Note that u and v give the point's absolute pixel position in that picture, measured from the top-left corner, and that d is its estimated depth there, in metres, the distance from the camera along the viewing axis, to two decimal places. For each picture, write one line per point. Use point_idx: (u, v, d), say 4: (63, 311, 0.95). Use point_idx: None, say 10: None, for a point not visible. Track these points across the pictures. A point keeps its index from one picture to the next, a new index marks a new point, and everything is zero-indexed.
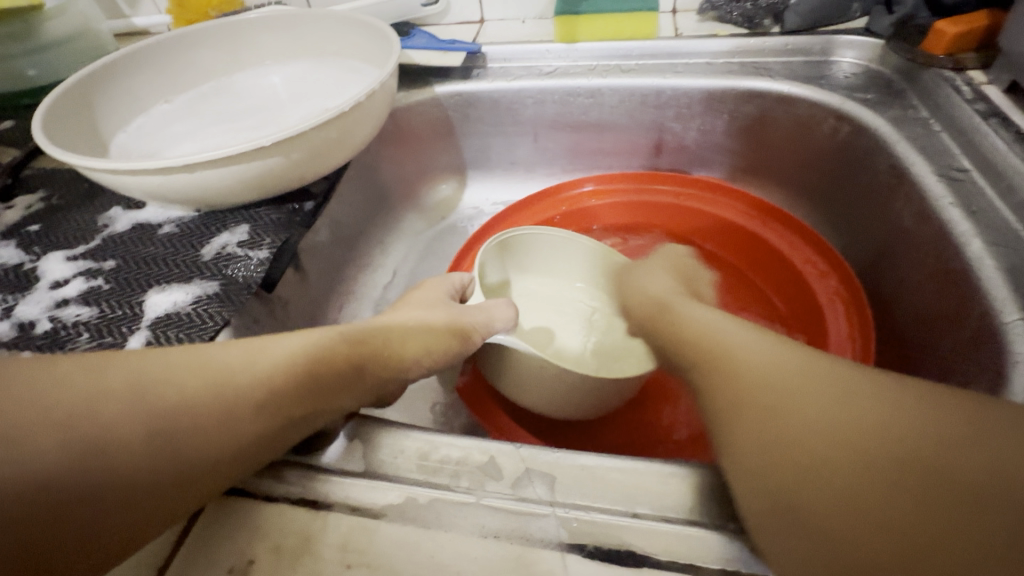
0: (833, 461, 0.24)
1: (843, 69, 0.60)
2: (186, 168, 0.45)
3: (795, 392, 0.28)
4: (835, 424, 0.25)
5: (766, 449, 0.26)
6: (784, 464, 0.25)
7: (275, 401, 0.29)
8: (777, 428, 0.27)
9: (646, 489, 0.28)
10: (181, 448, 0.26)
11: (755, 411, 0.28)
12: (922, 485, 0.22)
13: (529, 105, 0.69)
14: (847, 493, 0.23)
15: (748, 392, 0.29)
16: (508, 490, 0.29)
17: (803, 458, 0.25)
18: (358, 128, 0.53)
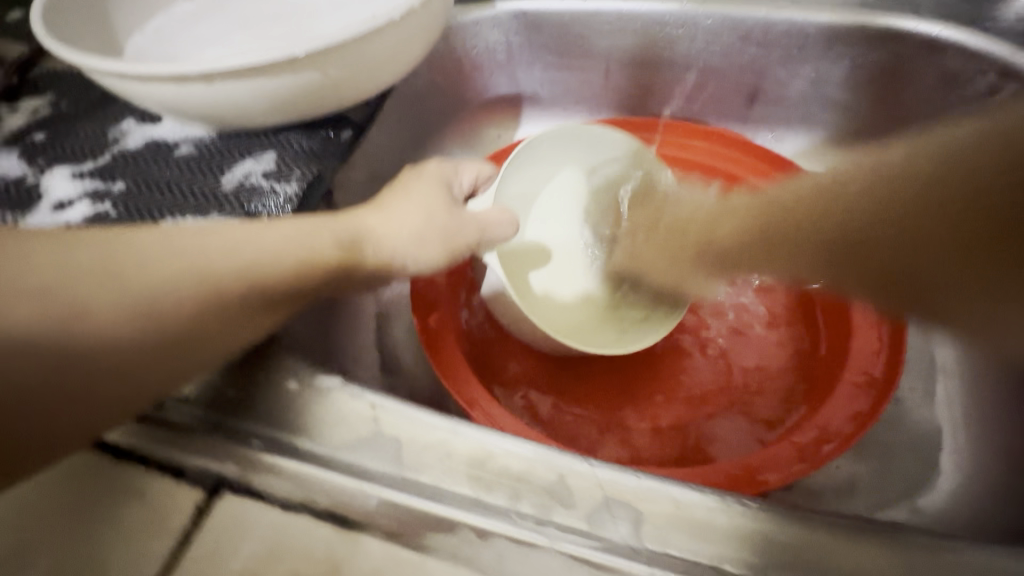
0: (791, 243, 0.33)
1: (1014, 9, 0.48)
2: (204, 78, 0.38)
3: (893, 188, 0.27)
4: (785, 213, 0.33)
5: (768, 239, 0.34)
6: (827, 245, 0.30)
7: (257, 291, 0.29)
8: (805, 231, 0.32)
9: (760, 544, 0.23)
10: (163, 317, 0.26)
11: (759, 227, 0.35)
12: (931, 243, 0.26)
13: (606, 33, 0.58)
14: (824, 228, 0.30)
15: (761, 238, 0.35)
16: (584, 528, 0.23)
17: (819, 232, 0.31)
18: (410, 45, 0.44)
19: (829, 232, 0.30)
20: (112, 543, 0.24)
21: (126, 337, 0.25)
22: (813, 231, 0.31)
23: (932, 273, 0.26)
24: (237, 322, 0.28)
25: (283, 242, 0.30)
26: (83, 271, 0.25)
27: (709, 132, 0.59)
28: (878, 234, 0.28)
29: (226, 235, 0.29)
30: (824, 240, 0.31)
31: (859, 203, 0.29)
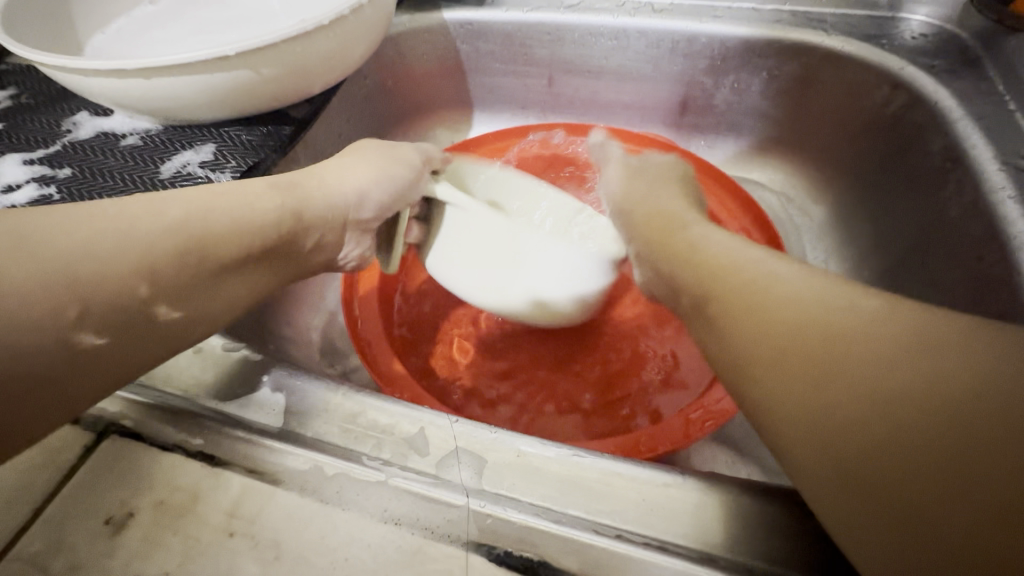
0: (809, 388, 0.22)
1: (911, 27, 0.51)
2: (142, 73, 0.41)
3: (921, 446, 0.20)
4: (801, 333, 0.24)
5: (766, 351, 0.25)
6: (834, 438, 0.21)
7: (205, 246, 0.29)
8: (835, 373, 0.22)
9: (587, 487, 0.25)
10: (93, 276, 0.25)
11: (770, 303, 0.26)
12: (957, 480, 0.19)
13: (545, 42, 0.62)
14: (851, 402, 0.21)
15: (749, 319, 0.26)
16: (428, 471, 0.26)
17: (883, 471, 0.20)
18: (344, 49, 0.47)
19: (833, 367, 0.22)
20: (8, 477, 0.27)
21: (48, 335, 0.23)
22: (848, 377, 0.22)
23: (905, 506, 0.20)
24: (190, 281, 0.28)
25: (220, 207, 0.31)
26: None
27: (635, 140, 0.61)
28: (911, 440, 0.20)
29: (148, 203, 0.28)
30: (827, 433, 0.21)
31: (949, 374, 0.20)
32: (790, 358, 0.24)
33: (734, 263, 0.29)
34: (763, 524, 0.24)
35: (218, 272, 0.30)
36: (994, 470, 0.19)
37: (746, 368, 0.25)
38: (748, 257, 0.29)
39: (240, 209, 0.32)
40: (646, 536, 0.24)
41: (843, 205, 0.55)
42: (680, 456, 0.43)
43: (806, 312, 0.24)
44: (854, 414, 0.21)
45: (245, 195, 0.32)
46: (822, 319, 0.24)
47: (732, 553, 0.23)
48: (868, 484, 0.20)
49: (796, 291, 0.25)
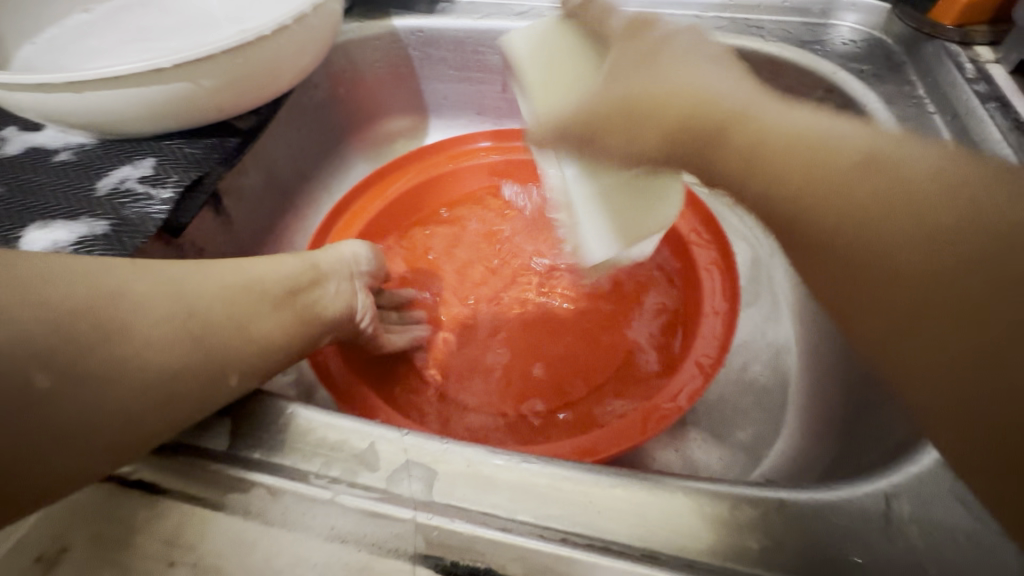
0: (868, 217, 0.27)
1: (842, 34, 0.54)
2: (71, 87, 0.39)
3: (927, 321, 0.25)
4: (863, 203, 0.27)
5: (840, 199, 0.28)
6: (907, 328, 0.25)
7: (272, 336, 0.33)
8: (885, 224, 0.27)
9: (535, 494, 0.25)
10: (210, 343, 0.28)
11: (827, 178, 0.28)
12: (969, 382, 0.23)
13: (497, 49, 0.62)
14: (927, 223, 0.26)
15: (780, 182, 0.30)
16: (378, 485, 0.26)
17: (873, 329, 0.27)
18: (290, 60, 0.47)
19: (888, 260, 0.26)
20: None
21: (169, 356, 0.27)
22: (923, 221, 0.26)
23: (933, 387, 0.24)
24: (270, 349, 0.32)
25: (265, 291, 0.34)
26: (126, 308, 0.26)
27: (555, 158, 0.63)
28: (929, 327, 0.24)
29: (223, 283, 0.32)
30: (911, 224, 0.26)
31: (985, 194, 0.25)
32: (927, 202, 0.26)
33: (797, 136, 0.30)
34: (696, 519, 0.25)
35: (278, 307, 0.34)
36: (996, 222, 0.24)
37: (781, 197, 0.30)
38: (810, 122, 0.31)
39: (286, 266, 0.37)
40: (590, 538, 0.24)
41: None
42: (634, 456, 0.44)
43: (866, 157, 0.28)
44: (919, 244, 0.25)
45: (271, 267, 0.36)
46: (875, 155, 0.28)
47: (672, 549, 0.24)
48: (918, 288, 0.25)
49: (849, 148, 0.29)
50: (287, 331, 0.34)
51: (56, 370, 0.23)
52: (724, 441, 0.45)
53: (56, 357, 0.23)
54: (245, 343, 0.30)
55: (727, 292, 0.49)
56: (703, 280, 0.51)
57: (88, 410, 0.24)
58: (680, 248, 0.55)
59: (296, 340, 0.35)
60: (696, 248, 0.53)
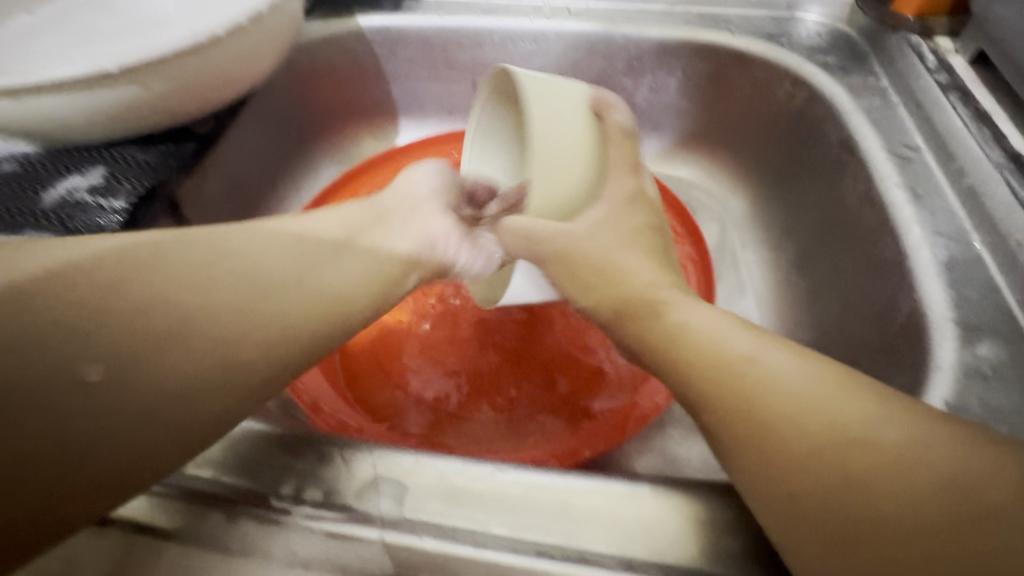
0: (843, 507, 0.21)
1: (807, 27, 0.54)
2: (11, 94, 0.37)
3: (872, 492, 0.21)
4: (818, 445, 0.23)
5: (814, 489, 0.22)
6: (842, 512, 0.21)
7: (336, 304, 0.31)
8: (875, 495, 0.21)
9: (508, 505, 0.24)
10: (250, 328, 0.27)
11: (790, 422, 0.24)
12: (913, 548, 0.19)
13: (465, 48, 0.61)
14: (907, 513, 0.20)
15: (766, 434, 0.24)
16: (345, 504, 0.24)
17: (815, 503, 0.22)
18: (249, 61, 0.45)
19: (795, 473, 0.23)
20: None
21: (197, 362, 0.25)
22: (890, 525, 0.20)
23: None
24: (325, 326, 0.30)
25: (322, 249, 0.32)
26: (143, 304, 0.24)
27: None
28: (887, 511, 0.20)
29: (277, 247, 0.30)
30: (876, 513, 0.21)
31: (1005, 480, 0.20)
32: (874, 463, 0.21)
33: (714, 338, 0.28)
34: (673, 524, 0.24)
35: (340, 259, 0.32)
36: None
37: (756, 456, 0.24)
38: (743, 348, 0.27)
39: (347, 216, 0.35)
40: (567, 549, 0.23)
41: (758, 196, 0.57)
42: (613, 457, 0.44)
43: (819, 432, 0.23)
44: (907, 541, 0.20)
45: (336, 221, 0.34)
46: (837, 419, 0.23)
47: (651, 556, 0.23)
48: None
49: (806, 393, 0.24)
50: (355, 293, 0.32)
51: (106, 364, 0.23)
52: (704, 438, 0.44)
53: (105, 348, 0.23)
54: (307, 300, 0.29)
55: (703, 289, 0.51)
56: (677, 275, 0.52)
57: (137, 400, 0.23)
58: None
59: (371, 294, 0.33)
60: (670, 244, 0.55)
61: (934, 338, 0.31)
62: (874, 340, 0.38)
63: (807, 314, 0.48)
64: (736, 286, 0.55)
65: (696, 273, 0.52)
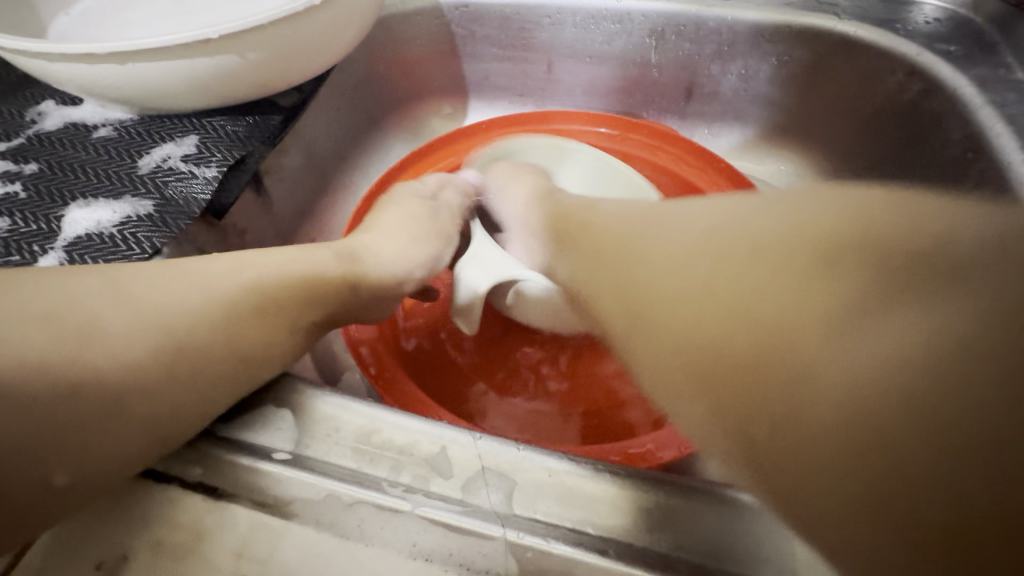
0: (750, 390, 0.22)
1: (924, 12, 0.49)
2: (115, 58, 0.37)
3: (718, 326, 0.24)
4: (686, 288, 0.26)
5: (681, 327, 0.25)
6: (689, 348, 0.24)
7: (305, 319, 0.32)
8: (725, 330, 0.23)
9: (626, 511, 0.23)
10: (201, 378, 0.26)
11: (665, 275, 0.27)
12: (753, 387, 0.22)
13: (545, 26, 0.59)
14: (805, 391, 0.21)
15: (653, 295, 0.27)
16: (455, 495, 0.24)
17: (677, 333, 0.25)
18: (338, 32, 0.44)
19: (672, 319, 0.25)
20: None
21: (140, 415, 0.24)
22: (790, 399, 0.21)
23: (768, 436, 0.21)
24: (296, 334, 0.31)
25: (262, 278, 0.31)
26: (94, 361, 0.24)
27: (645, 125, 0.59)
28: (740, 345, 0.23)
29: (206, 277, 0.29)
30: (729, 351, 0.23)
31: (867, 226, 0.24)
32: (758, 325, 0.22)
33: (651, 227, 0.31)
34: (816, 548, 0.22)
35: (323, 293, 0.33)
36: (894, 269, 0.22)
37: (649, 314, 0.26)
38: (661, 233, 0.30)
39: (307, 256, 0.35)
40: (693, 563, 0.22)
41: None
42: None
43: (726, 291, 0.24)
44: (806, 400, 0.20)
45: (305, 258, 0.34)
46: (718, 243, 0.27)
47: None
48: (784, 428, 0.21)
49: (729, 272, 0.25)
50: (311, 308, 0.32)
51: (84, 428, 0.23)
52: None
53: (79, 410, 0.23)
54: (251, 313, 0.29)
55: None
56: None
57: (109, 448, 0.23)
58: None
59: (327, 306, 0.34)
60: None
61: None
62: None
63: None
64: None
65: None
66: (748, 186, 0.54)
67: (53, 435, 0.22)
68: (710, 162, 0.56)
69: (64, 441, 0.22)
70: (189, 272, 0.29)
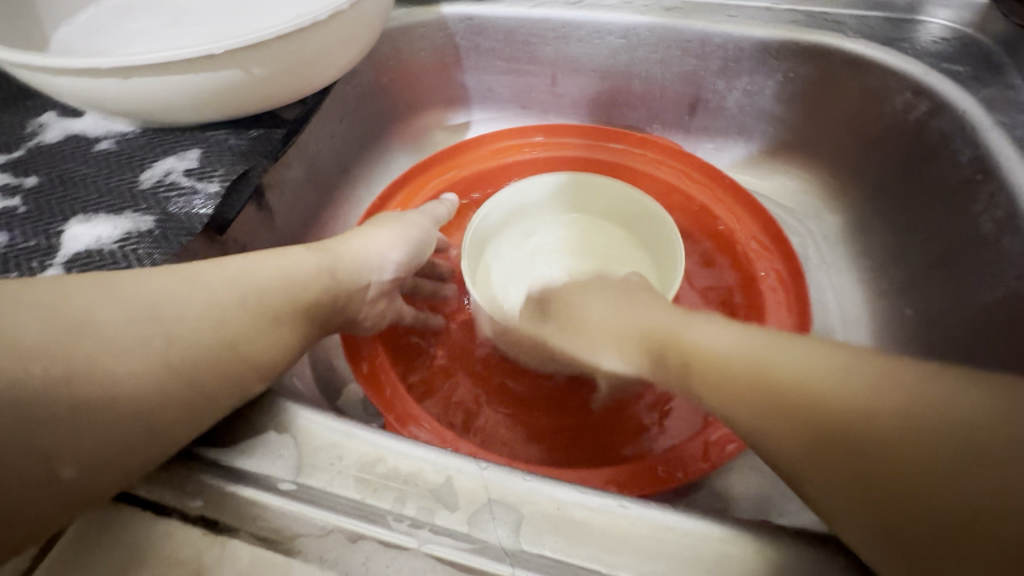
0: (871, 489, 0.23)
1: (930, 31, 0.50)
2: (118, 73, 0.37)
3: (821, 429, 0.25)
4: (768, 394, 0.27)
5: (782, 439, 0.26)
6: (798, 460, 0.25)
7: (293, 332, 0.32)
8: (828, 431, 0.25)
9: (638, 548, 0.23)
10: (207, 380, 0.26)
11: (740, 377, 0.28)
12: (875, 492, 0.23)
13: (550, 40, 0.58)
14: (919, 479, 0.22)
15: (736, 403, 0.28)
16: (462, 530, 0.23)
17: (780, 443, 0.26)
18: (343, 46, 0.44)
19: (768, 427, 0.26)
20: None
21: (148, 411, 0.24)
22: (916, 493, 0.22)
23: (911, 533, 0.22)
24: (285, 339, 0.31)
25: (250, 284, 0.30)
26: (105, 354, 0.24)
27: (641, 138, 0.59)
28: (844, 452, 0.24)
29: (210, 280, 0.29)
30: (838, 455, 0.24)
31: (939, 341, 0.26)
32: (862, 425, 0.24)
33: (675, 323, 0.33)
34: None
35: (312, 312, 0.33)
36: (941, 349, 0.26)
37: (747, 424, 0.27)
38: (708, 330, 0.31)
39: (294, 261, 0.34)
40: None
41: (857, 213, 0.53)
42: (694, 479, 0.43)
43: (817, 391, 0.26)
44: (926, 489, 0.22)
45: (289, 262, 0.34)
46: (774, 344, 0.28)
47: None
48: (921, 523, 0.22)
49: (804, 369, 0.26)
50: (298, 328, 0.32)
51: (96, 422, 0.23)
52: None
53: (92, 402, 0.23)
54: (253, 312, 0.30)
55: (794, 307, 0.48)
56: (763, 293, 0.50)
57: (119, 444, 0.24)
58: (736, 255, 0.53)
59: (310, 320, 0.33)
60: (756, 257, 0.52)
61: None
62: None
63: (913, 341, 0.45)
64: (825, 304, 0.52)
65: (786, 293, 0.49)
66: (753, 202, 0.54)
67: (53, 431, 0.22)
68: (713, 177, 0.56)
69: (74, 436, 0.22)
70: (190, 275, 0.29)
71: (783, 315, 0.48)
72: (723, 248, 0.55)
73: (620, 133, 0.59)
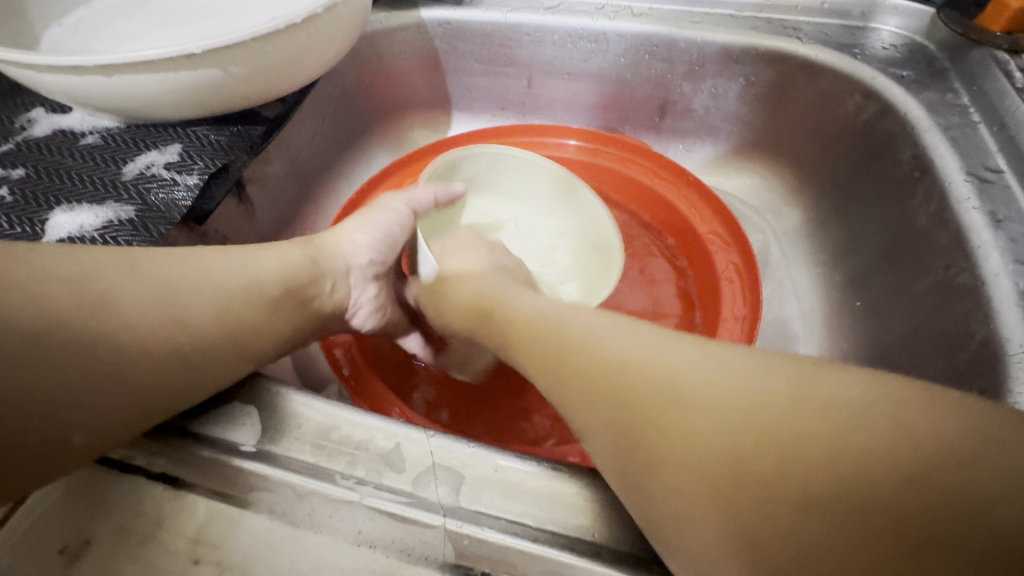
0: (724, 494, 0.21)
1: (883, 38, 0.52)
2: (102, 71, 0.39)
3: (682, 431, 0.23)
4: (631, 396, 0.25)
5: (638, 443, 0.24)
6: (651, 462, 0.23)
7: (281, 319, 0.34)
8: (684, 437, 0.23)
9: (565, 506, 0.25)
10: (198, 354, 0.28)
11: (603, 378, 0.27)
12: (730, 498, 0.21)
13: (525, 44, 0.61)
14: (776, 480, 0.21)
15: (598, 408, 0.26)
16: (405, 488, 0.25)
17: (638, 446, 0.24)
18: (319, 47, 0.46)
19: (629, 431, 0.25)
20: None
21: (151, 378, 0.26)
22: (770, 496, 0.21)
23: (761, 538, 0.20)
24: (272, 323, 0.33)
25: (250, 271, 0.33)
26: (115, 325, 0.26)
27: (614, 138, 0.61)
28: (699, 456, 0.22)
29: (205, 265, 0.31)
30: (692, 459, 0.22)
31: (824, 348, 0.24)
32: (714, 427, 0.22)
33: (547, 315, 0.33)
34: None
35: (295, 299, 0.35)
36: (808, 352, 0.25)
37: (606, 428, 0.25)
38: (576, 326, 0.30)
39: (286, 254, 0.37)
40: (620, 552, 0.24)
41: (813, 210, 0.56)
42: None
43: (677, 392, 0.24)
44: (780, 493, 0.20)
45: (281, 255, 0.37)
46: (640, 345, 0.27)
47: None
48: (769, 530, 0.20)
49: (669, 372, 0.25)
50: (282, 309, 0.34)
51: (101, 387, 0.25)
52: None
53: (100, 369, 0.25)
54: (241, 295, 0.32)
55: (748, 300, 0.50)
56: (721, 286, 0.52)
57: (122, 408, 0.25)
58: (698, 250, 0.56)
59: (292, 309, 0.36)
60: (716, 250, 0.54)
61: (1013, 369, 0.31)
62: (940, 369, 0.37)
63: (857, 331, 0.47)
64: (781, 298, 0.54)
65: (742, 286, 0.51)
66: (715, 200, 0.56)
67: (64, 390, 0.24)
68: (680, 175, 0.58)
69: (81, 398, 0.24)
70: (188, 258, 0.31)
71: (738, 306, 0.50)
72: (686, 244, 0.57)
73: (596, 134, 0.62)
